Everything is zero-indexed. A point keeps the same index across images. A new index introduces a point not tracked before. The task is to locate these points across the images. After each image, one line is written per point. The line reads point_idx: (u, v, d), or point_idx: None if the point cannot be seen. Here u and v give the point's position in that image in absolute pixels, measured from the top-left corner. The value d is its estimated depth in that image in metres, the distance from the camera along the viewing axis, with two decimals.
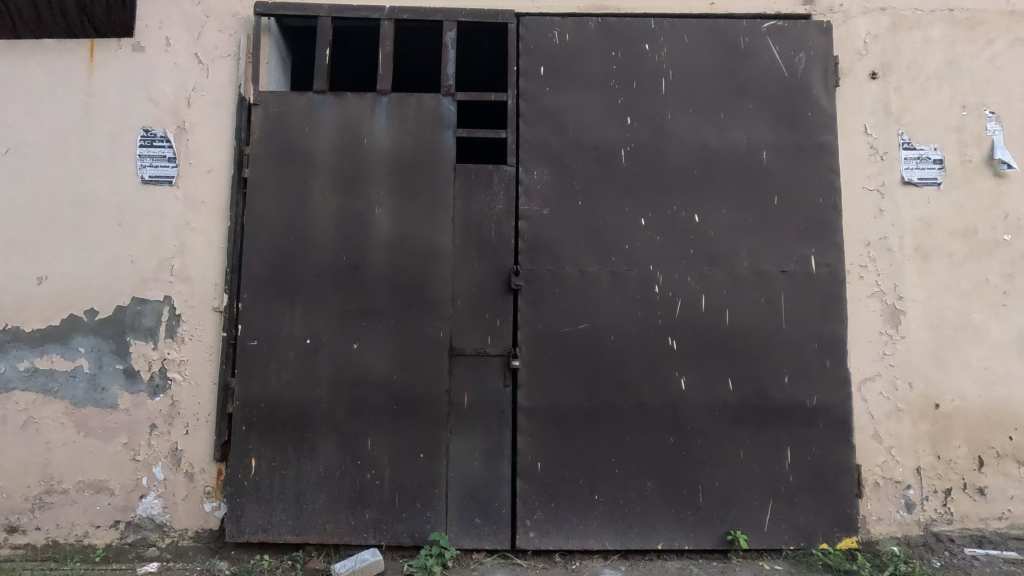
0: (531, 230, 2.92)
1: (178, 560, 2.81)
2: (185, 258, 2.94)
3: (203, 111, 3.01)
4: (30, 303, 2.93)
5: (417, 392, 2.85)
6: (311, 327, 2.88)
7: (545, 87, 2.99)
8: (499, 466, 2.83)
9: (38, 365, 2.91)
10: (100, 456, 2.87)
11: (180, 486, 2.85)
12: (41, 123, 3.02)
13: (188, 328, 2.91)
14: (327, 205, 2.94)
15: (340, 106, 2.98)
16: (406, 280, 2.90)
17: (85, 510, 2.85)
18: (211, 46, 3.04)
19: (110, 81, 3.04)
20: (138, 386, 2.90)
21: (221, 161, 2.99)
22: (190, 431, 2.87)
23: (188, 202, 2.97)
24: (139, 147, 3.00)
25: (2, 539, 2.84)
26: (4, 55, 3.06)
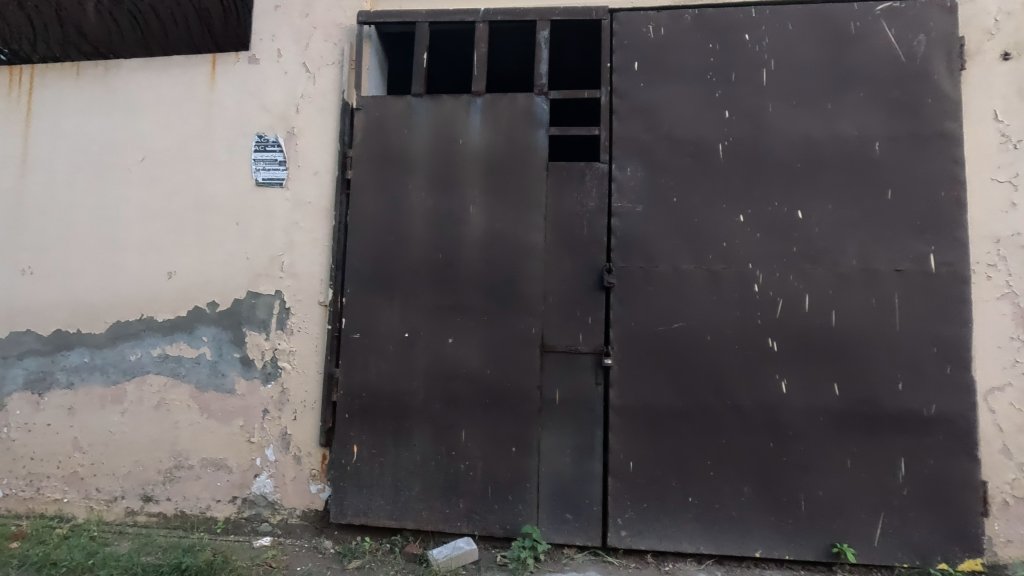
0: (623, 227, 2.90)
1: (288, 536, 3.03)
2: (294, 255, 3.15)
3: (310, 117, 3.21)
4: (161, 295, 3.24)
5: (509, 387, 2.90)
6: (408, 321, 3.00)
7: (639, 82, 2.95)
8: (590, 463, 2.84)
9: (169, 351, 3.21)
10: (220, 437, 3.13)
11: (289, 468, 3.06)
12: (171, 132, 3.32)
13: (297, 320, 3.12)
14: (423, 204, 3.05)
15: (436, 108, 3.08)
16: (499, 277, 2.96)
17: (207, 485, 3.12)
18: (317, 55, 3.22)
19: (229, 91, 3.29)
20: (253, 373, 3.14)
21: (326, 164, 3.17)
22: (298, 417, 3.07)
23: (297, 203, 3.17)
24: (254, 152, 3.23)
25: (139, 507, 3.16)
26: (140, 71, 3.39)
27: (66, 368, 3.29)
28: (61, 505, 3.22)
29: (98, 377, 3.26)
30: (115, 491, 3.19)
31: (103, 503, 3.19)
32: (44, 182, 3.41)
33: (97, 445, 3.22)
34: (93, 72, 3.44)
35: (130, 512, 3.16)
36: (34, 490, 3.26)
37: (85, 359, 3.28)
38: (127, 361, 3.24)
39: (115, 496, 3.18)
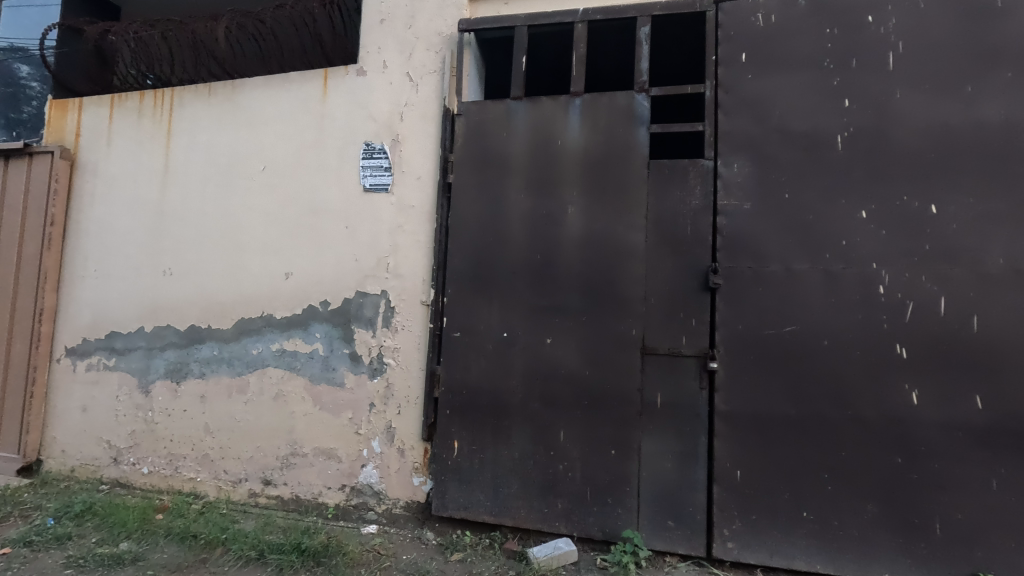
0: (730, 226, 2.78)
1: (392, 525, 3.17)
2: (398, 256, 3.29)
3: (413, 124, 3.34)
4: (279, 294, 3.49)
5: (609, 388, 2.87)
6: (507, 321, 3.05)
7: (747, 74, 2.82)
8: (694, 470, 2.74)
9: (286, 346, 3.47)
10: (331, 427, 3.33)
11: (394, 460, 3.20)
12: (288, 143, 3.58)
13: (401, 319, 3.26)
14: (522, 205, 3.08)
15: (535, 110, 3.11)
16: (598, 277, 2.93)
17: (320, 473, 3.33)
18: (420, 64, 3.36)
19: (339, 103, 3.50)
20: (361, 368, 3.31)
21: (428, 169, 3.30)
22: (402, 411, 3.21)
23: (401, 206, 3.32)
24: (362, 160, 3.40)
25: (261, 490, 3.43)
26: (261, 88, 3.68)
27: (199, 359, 3.63)
28: (194, 484, 3.57)
29: (226, 369, 3.57)
30: (240, 473, 3.48)
31: (229, 484, 3.49)
32: (182, 192, 3.79)
33: (224, 430, 3.53)
34: (221, 91, 3.77)
35: (252, 494, 3.44)
36: (172, 469, 3.63)
37: (215, 352, 3.61)
38: (250, 354, 3.53)
39: (240, 478, 3.47)
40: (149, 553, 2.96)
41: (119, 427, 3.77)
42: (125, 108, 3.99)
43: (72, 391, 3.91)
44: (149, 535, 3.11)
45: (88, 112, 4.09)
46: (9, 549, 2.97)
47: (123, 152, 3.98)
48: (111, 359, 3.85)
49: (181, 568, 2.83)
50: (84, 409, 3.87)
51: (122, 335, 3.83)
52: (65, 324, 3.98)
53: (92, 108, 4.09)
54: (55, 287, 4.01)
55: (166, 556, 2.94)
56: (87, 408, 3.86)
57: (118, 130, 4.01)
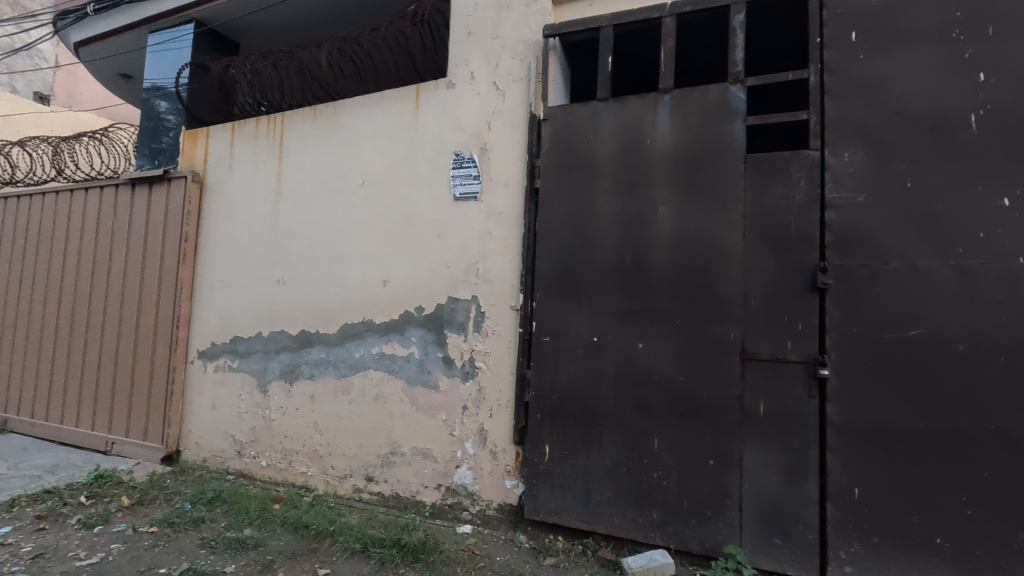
0: (840, 220, 2.56)
1: (485, 526, 3.23)
2: (488, 262, 3.36)
3: (501, 132, 3.40)
4: (378, 300, 3.69)
5: (706, 395, 2.74)
6: (597, 325, 3.01)
7: (858, 55, 2.59)
8: (804, 485, 2.54)
9: (384, 350, 3.65)
10: (427, 428, 3.46)
11: (486, 462, 3.26)
12: (384, 157, 3.78)
13: (491, 324, 3.31)
14: (610, 208, 3.04)
15: (622, 110, 3.06)
16: (693, 279, 2.81)
17: (417, 472, 3.47)
18: (506, 72, 3.41)
19: (431, 116, 3.64)
20: (454, 371, 3.41)
21: (516, 175, 3.34)
22: (494, 414, 3.26)
23: (490, 213, 3.39)
24: (452, 169, 3.51)
25: (364, 485, 3.63)
26: (359, 107, 3.92)
27: (309, 362, 3.92)
28: (306, 477, 3.85)
29: (332, 371, 3.82)
30: (345, 470, 3.71)
31: (336, 479, 3.73)
32: (292, 208, 4.12)
33: (331, 428, 3.78)
34: (325, 112, 4.06)
35: (357, 489, 3.65)
36: (287, 463, 3.94)
37: (322, 354, 3.88)
38: (353, 356, 3.75)
39: (345, 474, 3.70)
40: (268, 539, 3.22)
41: (242, 422, 4.16)
42: (244, 133, 4.42)
43: (204, 389, 4.38)
44: (268, 523, 3.39)
45: (214, 139, 4.57)
46: (156, 528, 3.34)
47: (243, 173, 4.40)
48: (234, 361, 4.26)
49: (295, 555, 3.04)
50: (213, 406, 4.31)
51: (244, 339, 4.22)
52: (197, 329, 4.46)
53: (217, 135, 4.56)
54: (189, 296, 4.52)
55: (282, 543, 3.18)
56: (216, 404, 4.30)
57: (239, 154, 4.44)
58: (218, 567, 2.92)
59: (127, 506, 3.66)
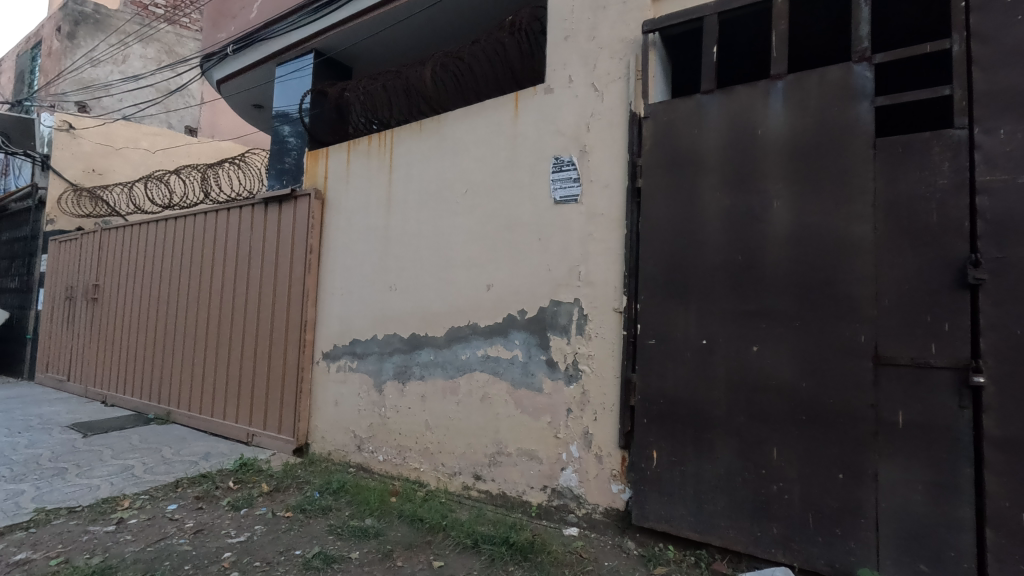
0: (995, 207, 2.26)
1: (592, 530, 3.20)
2: (589, 265, 3.33)
3: (600, 133, 3.37)
4: (482, 304, 3.80)
5: (832, 403, 2.52)
6: (706, 327, 2.88)
7: (1015, 16, 2.26)
8: (955, 506, 2.26)
9: (489, 352, 3.75)
10: (532, 429, 3.50)
11: (592, 465, 3.24)
12: (485, 164, 3.89)
13: (594, 326, 3.28)
14: (718, 204, 2.90)
15: (729, 101, 2.91)
16: (814, 277, 2.61)
17: (523, 472, 3.52)
18: (604, 73, 3.38)
19: (530, 121, 3.69)
20: (557, 374, 3.41)
21: (617, 175, 3.28)
22: (599, 418, 3.23)
23: (590, 214, 3.36)
24: (552, 173, 3.53)
25: (473, 483, 3.75)
26: (461, 118, 4.07)
27: (420, 363, 4.13)
28: (419, 473, 4.06)
29: (441, 372, 4.00)
30: (455, 467, 3.86)
31: (446, 475, 3.90)
32: (402, 218, 4.37)
33: (441, 427, 3.95)
34: (430, 126, 4.26)
35: (465, 486, 3.79)
36: (401, 458, 4.18)
37: (431, 356, 4.07)
38: (459, 358, 3.90)
39: (455, 472, 3.85)
40: (387, 529, 3.44)
41: (361, 419, 4.48)
42: (358, 151, 4.76)
43: (328, 388, 4.77)
44: (386, 514, 3.62)
45: (333, 158, 4.97)
46: (291, 513, 3.69)
47: (358, 188, 4.75)
48: (354, 361, 4.60)
49: (412, 546, 3.22)
50: (336, 404, 4.68)
51: (361, 341, 4.54)
52: (321, 333, 4.88)
53: (335, 155, 4.96)
54: (314, 303, 4.95)
55: (400, 534, 3.38)
56: (338, 402, 4.67)
57: (354, 170, 4.79)
58: (345, 552, 3.16)
59: (267, 492, 4.07)
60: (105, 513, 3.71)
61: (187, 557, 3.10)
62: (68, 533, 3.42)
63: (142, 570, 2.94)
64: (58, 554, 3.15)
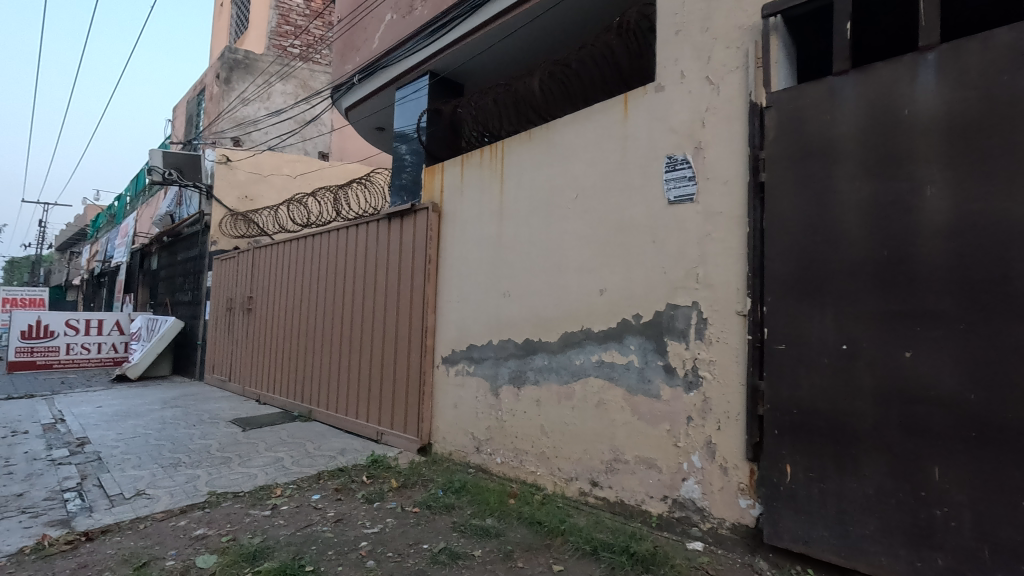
0: None
1: (718, 546, 3.04)
2: (708, 266, 3.17)
3: (717, 128, 3.21)
4: (595, 309, 3.78)
5: (1011, 419, 2.17)
6: (847, 331, 2.62)
7: None
8: None
9: (604, 357, 3.71)
10: (650, 437, 3.39)
11: (716, 477, 3.06)
12: (596, 168, 3.87)
13: (715, 331, 3.11)
14: (857, 195, 2.63)
15: (867, 80, 2.64)
16: (982, 272, 2.27)
17: (642, 481, 3.42)
18: (720, 64, 3.22)
19: (641, 121, 3.62)
20: (675, 380, 3.28)
21: (737, 171, 3.10)
22: (722, 427, 3.05)
23: (708, 213, 3.20)
24: (666, 173, 3.42)
25: (589, 489, 3.72)
26: (570, 124, 4.09)
27: (534, 368, 4.19)
28: (535, 476, 4.11)
29: (555, 377, 4.02)
30: (571, 472, 3.85)
31: (563, 480, 3.91)
32: (514, 226, 4.48)
33: (556, 432, 3.98)
34: (539, 134, 4.33)
35: (582, 492, 3.77)
36: (518, 461, 4.26)
37: (546, 361, 4.11)
38: (574, 363, 3.89)
39: (571, 477, 3.85)
40: (507, 530, 3.52)
41: (479, 422, 4.63)
42: (471, 163, 4.96)
43: (447, 391, 4.99)
44: (506, 515, 3.71)
45: (448, 172, 5.23)
46: (418, 509, 3.91)
47: (472, 198, 4.94)
48: (471, 366, 4.78)
49: (532, 548, 3.27)
50: (455, 406, 4.89)
51: (478, 346, 4.71)
52: (440, 338, 5.13)
53: (450, 168, 5.21)
54: (433, 310, 5.23)
55: (519, 535, 3.45)
56: (457, 405, 4.87)
57: (468, 181, 5.00)
58: (469, 549, 3.28)
59: (396, 487, 4.35)
60: (263, 499, 4.20)
61: (330, 543, 3.40)
62: (234, 514, 3.91)
63: (294, 552, 3.27)
64: (227, 532, 3.61)
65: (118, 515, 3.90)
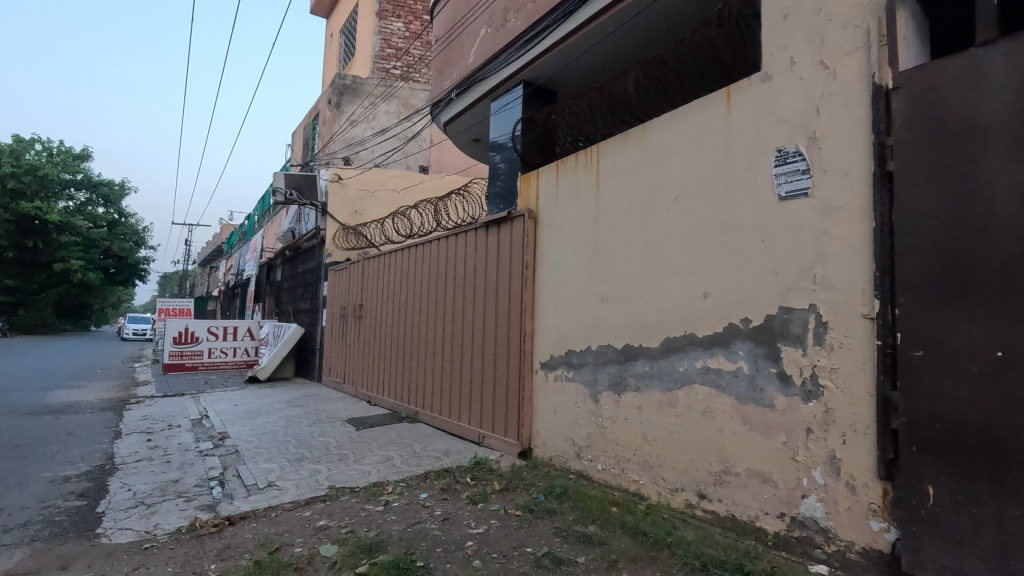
0: None
1: (847, 571, 2.78)
2: (827, 265, 2.92)
3: (833, 115, 2.96)
4: (699, 313, 3.62)
5: None
6: (1001, 336, 2.31)
7: None
8: None
9: (709, 363, 3.54)
10: (763, 449, 3.18)
11: (842, 496, 2.80)
12: (697, 166, 3.72)
13: (836, 335, 2.85)
14: (1011, 181, 2.32)
15: (1020, 50, 2.32)
16: None
17: (755, 496, 3.21)
18: (836, 46, 2.97)
19: (745, 114, 3.43)
20: (792, 389, 3.05)
21: (858, 161, 2.83)
22: (848, 441, 2.78)
23: (825, 208, 2.95)
24: (775, 168, 3.21)
25: (696, 502, 3.56)
26: (668, 123, 3.97)
27: (635, 374, 4.09)
28: (638, 485, 4.00)
29: (657, 384, 3.89)
30: (677, 483, 3.71)
31: (668, 491, 3.77)
32: (611, 229, 4.43)
33: (659, 441, 3.85)
34: (635, 135, 4.25)
35: (689, 505, 3.61)
36: (620, 469, 4.17)
37: (647, 367, 4.00)
38: (677, 370, 3.75)
39: (677, 488, 3.70)
40: (611, 539, 3.47)
41: (579, 428, 4.61)
42: (567, 169, 4.96)
43: (546, 396, 5.02)
44: (609, 523, 3.66)
45: (543, 179, 5.27)
46: (520, 512, 3.96)
47: (567, 204, 4.95)
48: (570, 371, 4.77)
49: (637, 559, 3.19)
50: (554, 411, 4.90)
51: (576, 351, 4.70)
52: (539, 344, 5.18)
53: (545, 175, 5.25)
54: (531, 316, 5.29)
55: (624, 545, 3.38)
56: (556, 410, 4.88)
57: (564, 187, 5.01)
58: (572, 556, 3.27)
59: (498, 490, 4.44)
60: (376, 494, 4.47)
61: (439, 541, 3.54)
62: (351, 508, 4.21)
63: (405, 547, 3.45)
64: (346, 524, 3.88)
65: (253, 503, 4.34)
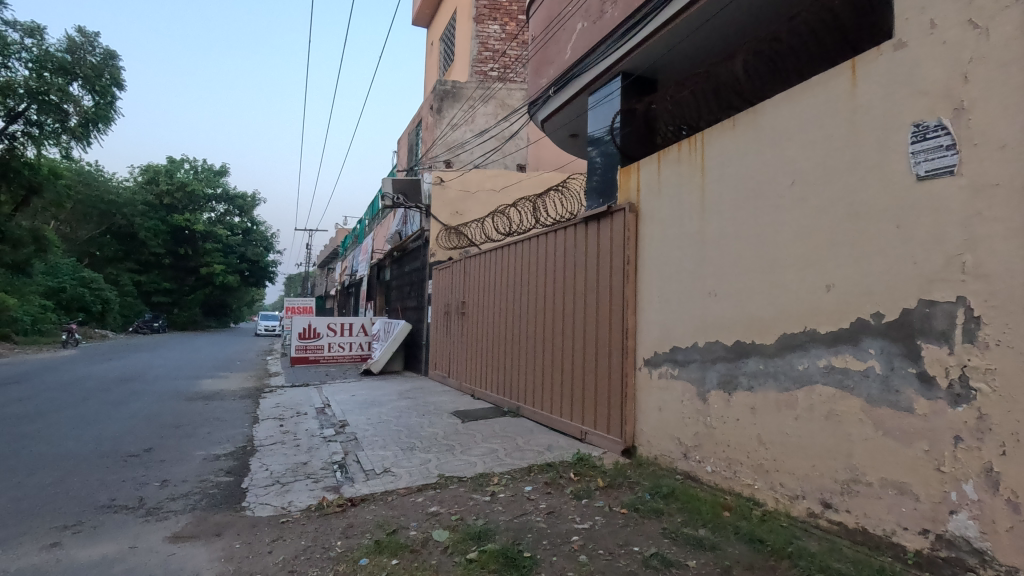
0: None
1: None
2: (979, 253, 2.58)
3: (986, 81, 2.61)
4: (821, 307, 3.34)
5: None
6: None
7: None
8: None
9: (834, 363, 3.25)
10: (900, 458, 2.87)
11: (1002, 514, 2.47)
12: (817, 149, 3.43)
13: (993, 332, 2.51)
14: None
15: None
16: None
17: (891, 509, 2.91)
18: (989, 2, 2.62)
19: (873, 88, 3.11)
20: (936, 392, 2.73)
21: (1020, 132, 2.47)
22: (1010, 452, 2.44)
23: (977, 188, 2.61)
24: (913, 145, 2.88)
25: (820, 511, 3.30)
26: (782, 104, 3.71)
27: (747, 372, 3.87)
28: (752, 490, 3.78)
29: (773, 383, 3.65)
30: (797, 490, 3.46)
31: (787, 498, 3.52)
32: (718, 221, 4.21)
33: (776, 444, 3.61)
34: (744, 120, 4.01)
35: (811, 513, 3.35)
36: (732, 472, 3.96)
37: (761, 365, 3.77)
38: (796, 369, 3.50)
39: (797, 495, 3.45)
40: (723, 544, 3.31)
41: (687, 427, 4.44)
42: (669, 159, 4.79)
43: (650, 394, 4.90)
44: (722, 528, 3.50)
45: (644, 171, 5.13)
46: (626, 510, 3.91)
47: (670, 196, 4.79)
48: (675, 369, 4.61)
49: (754, 567, 3.02)
50: (659, 409, 4.77)
51: (682, 349, 4.53)
52: (642, 340, 5.06)
53: (646, 167, 5.11)
54: (633, 312, 5.18)
55: (739, 552, 3.21)
56: (661, 408, 4.74)
57: (666, 179, 4.85)
58: (683, 559, 3.17)
59: (602, 487, 4.40)
60: (483, 485, 4.63)
61: (545, 533, 3.59)
62: (460, 496, 4.39)
63: (512, 537, 3.54)
64: (456, 512, 4.06)
65: (372, 487, 4.68)
